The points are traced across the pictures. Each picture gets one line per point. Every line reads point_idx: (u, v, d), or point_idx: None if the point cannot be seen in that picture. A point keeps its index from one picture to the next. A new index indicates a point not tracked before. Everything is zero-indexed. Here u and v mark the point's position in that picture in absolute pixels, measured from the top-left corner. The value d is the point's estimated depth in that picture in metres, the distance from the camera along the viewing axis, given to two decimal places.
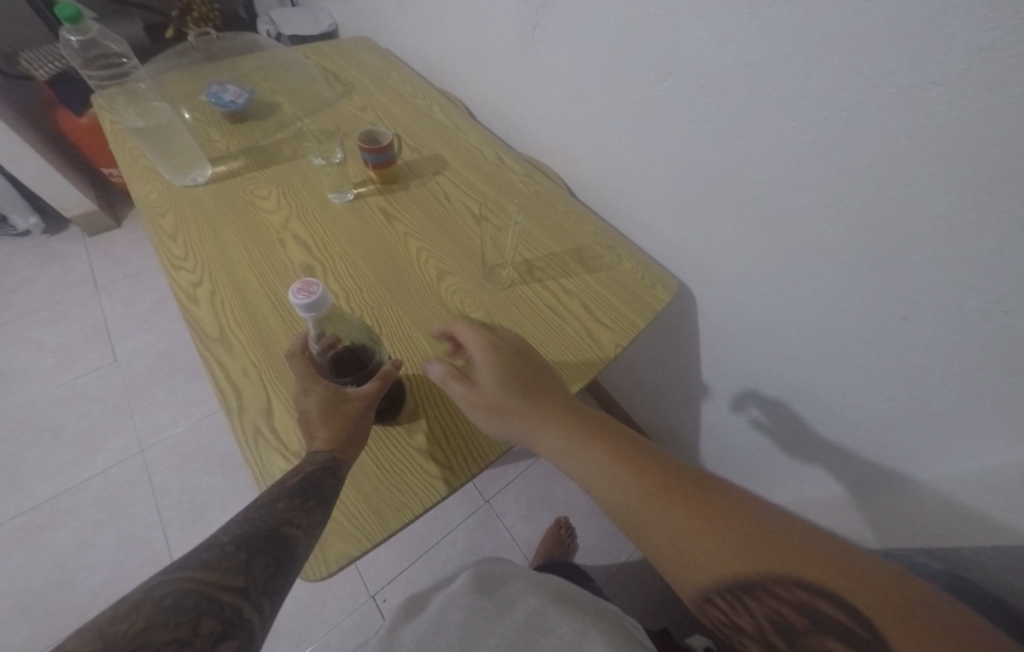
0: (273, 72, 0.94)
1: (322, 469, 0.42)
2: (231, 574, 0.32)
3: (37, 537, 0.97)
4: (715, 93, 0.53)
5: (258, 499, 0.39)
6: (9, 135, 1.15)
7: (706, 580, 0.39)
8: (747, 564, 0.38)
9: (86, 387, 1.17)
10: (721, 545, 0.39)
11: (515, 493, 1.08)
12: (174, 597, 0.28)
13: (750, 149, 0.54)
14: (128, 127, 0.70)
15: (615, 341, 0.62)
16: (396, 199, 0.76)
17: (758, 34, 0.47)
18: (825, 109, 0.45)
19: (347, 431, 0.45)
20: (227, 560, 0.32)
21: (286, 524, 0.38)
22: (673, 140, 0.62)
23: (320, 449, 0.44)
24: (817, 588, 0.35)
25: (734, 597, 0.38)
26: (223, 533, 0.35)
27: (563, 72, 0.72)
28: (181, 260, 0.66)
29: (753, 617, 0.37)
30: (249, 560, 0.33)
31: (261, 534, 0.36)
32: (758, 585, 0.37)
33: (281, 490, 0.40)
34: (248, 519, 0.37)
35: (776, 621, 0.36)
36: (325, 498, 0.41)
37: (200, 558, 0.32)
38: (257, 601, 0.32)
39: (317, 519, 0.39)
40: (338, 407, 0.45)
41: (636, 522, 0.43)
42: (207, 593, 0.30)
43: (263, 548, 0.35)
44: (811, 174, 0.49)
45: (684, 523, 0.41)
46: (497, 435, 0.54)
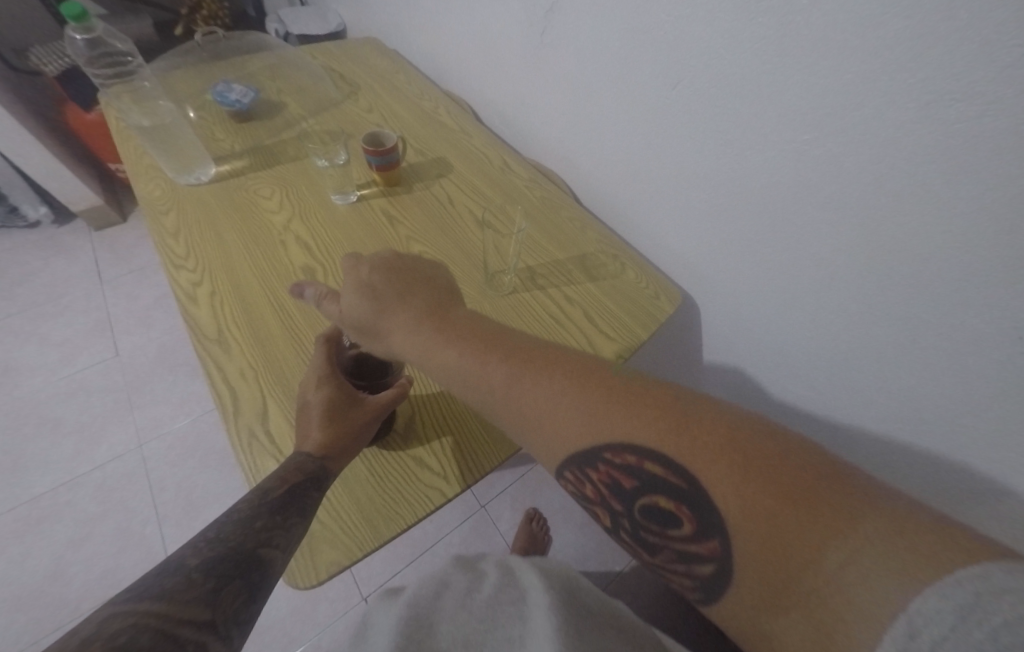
0: (279, 71, 0.94)
1: (310, 479, 0.43)
2: (196, 606, 0.29)
3: (34, 529, 0.97)
4: (725, 102, 0.52)
5: (228, 519, 0.37)
6: (18, 129, 1.15)
7: (553, 458, 0.39)
8: (585, 438, 0.37)
9: (87, 380, 1.17)
10: (561, 424, 0.38)
11: (513, 499, 1.08)
12: (127, 634, 0.25)
13: (758, 160, 0.52)
14: (132, 125, 0.70)
15: (616, 351, 0.61)
16: (399, 202, 0.76)
17: (771, 44, 0.45)
18: (838, 122, 0.44)
19: (349, 441, 0.46)
20: (192, 588, 0.30)
21: (261, 546, 0.36)
22: (680, 149, 0.61)
23: (316, 452, 0.45)
24: (646, 453, 0.34)
25: (579, 471, 0.38)
26: (186, 561, 0.32)
27: (571, 76, 0.71)
28: (181, 259, 0.66)
29: (596, 486, 0.37)
30: (218, 589, 0.31)
31: (232, 560, 0.33)
32: (596, 457, 0.36)
33: (255, 511, 0.39)
34: (217, 542, 0.34)
35: (615, 486, 0.36)
36: (304, 518, 0.41)
37: (160, 588, 0.29)
38: (226, 632, 0.29)
39: (292, 538, 0.39)
40: (347, 412, 0.47)
41: (488, 408, 0.42)
42: (168, 629, 0.26)
43: (234, 575, 0.32)
44: (823, 188, 0.48)
45: (529, 409, 0.39)
46: (493, 445, 0.54)
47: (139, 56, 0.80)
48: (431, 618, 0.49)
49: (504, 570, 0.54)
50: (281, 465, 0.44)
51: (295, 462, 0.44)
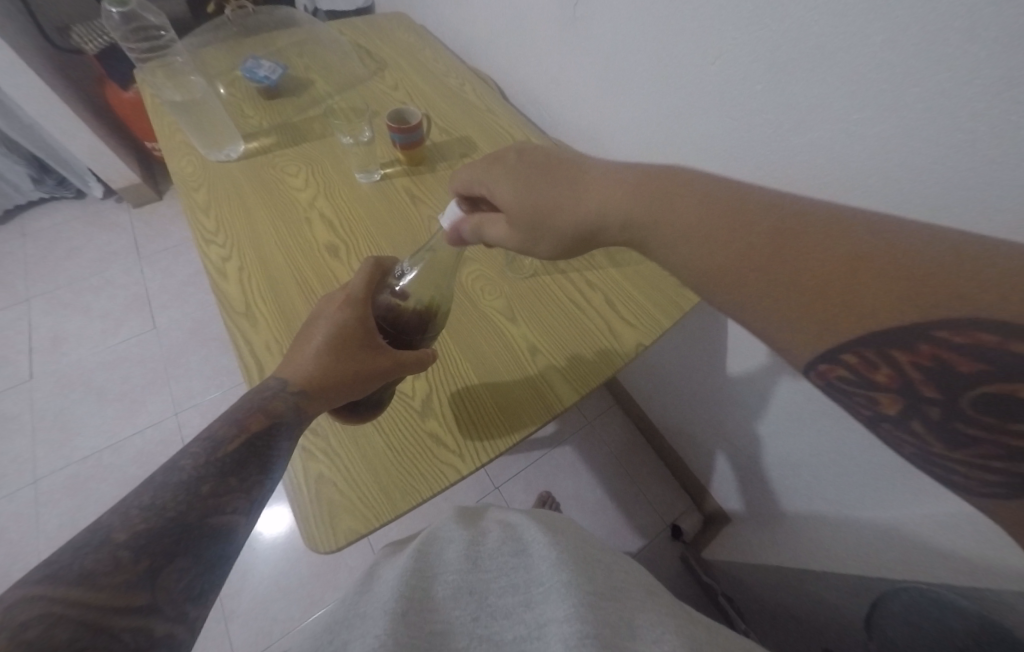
0: (306, 48, 0.94)
1: (268, 429, 0.43)
2: (130, 592, 0.30)
3: (82, 487, 1.04)
4: (769, 79, 0.49)
5: (174, 478, 0.37)
6: (61, 104, 1.20)
7: (835, 334, 0.30)
8: (899, 311, 0.28)
9: (126, 350, 1.23)
10: (860, 291, 0.29)
11: (527, 480, 1.10)
12: (44, 629, 0.27)
13: (800, 140, 0.49)
14: (166, 101, 0.71)
15: (637, 339, 0.61)
16: (422, 181, 0.76)
17: (821, 12, 0.42)
18: (893, 100, 0.40)
19: (329, 386, 0.47)
20: (123, 572, 0.31)
21: (211, 514, 0.37)
22: (716, 129, 0.58)
23: (297, 385, 0.47)
24: (1016, 328, 0.24)
25: (874, 352, 0.29)
26: (118, 532, 0.32)
27: (603, 49, 0.68)
28: (212, 235, 0.68)
29: (895, 370, 0.29)
30: (157, 569, 0.32)
31: (174, 533, 0.34)
32: (910, 333, 0.27)
33: (204, 470, 0.38)
34: (155, 510, 0.34)
35: (931, 371, 0.27)
36: (264, 473, 0.42)
37: (85, 570, 0.30)
38: (172, 612, 0.32)
39: (250, 500, 0.39)
40: (338, 355, 0.48)
41: (719, 272, 0.35)
42: (97, 622, 0.28)
43: (178, 550, 0.33)
44: (866, 174, 0.44)
45: (807, 278, 0.31)
46: (510, 426, 0.54)
47: (172, 30, 0.81)
48: (439, 570, 0.52)
49: (506, 527, 0.58)
50: (259, 396, 0.46)
51: (273, 390, 0.46)
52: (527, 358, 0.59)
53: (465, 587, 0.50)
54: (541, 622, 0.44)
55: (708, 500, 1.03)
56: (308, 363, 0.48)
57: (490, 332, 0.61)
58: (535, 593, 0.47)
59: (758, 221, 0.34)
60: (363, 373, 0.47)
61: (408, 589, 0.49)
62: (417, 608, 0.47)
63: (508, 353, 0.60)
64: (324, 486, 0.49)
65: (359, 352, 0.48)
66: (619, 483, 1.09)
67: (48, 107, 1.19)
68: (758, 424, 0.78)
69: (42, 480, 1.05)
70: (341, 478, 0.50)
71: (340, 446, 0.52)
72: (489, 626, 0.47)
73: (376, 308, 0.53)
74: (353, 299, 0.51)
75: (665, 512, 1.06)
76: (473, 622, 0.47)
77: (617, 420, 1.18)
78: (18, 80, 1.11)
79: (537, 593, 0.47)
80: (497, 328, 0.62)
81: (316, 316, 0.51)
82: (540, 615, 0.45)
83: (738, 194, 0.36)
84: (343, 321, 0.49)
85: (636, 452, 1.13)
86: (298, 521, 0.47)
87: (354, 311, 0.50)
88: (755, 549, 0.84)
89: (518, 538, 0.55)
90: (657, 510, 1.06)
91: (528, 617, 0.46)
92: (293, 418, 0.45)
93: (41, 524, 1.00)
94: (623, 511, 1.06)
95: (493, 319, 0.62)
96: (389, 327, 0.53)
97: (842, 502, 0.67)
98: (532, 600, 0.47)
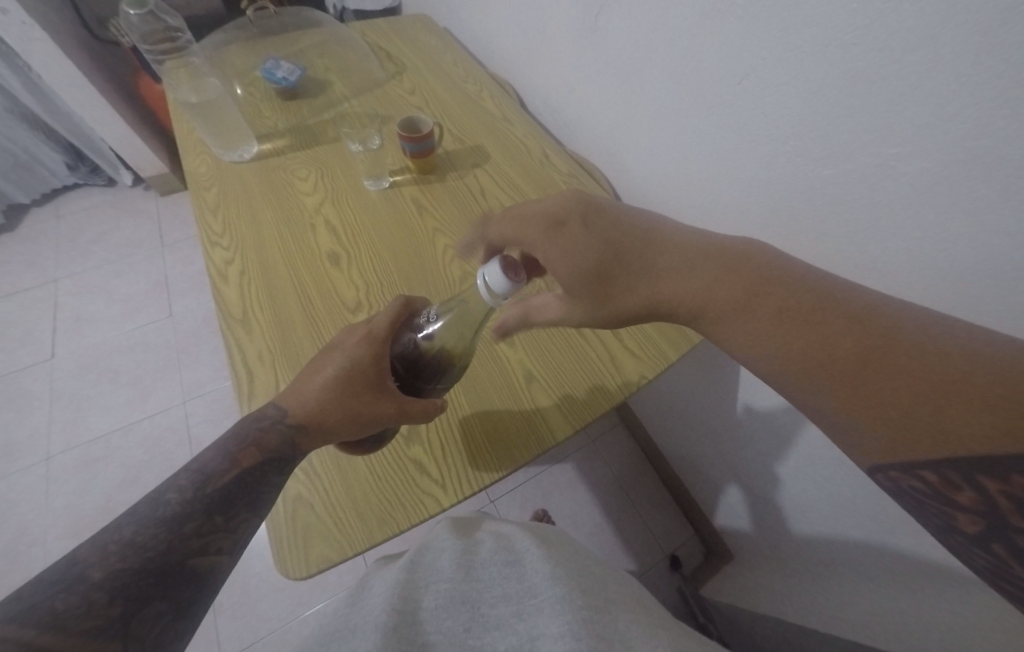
0: (328, 48, 0.94)
1: (263, 462, 0.43)
2: (101, 634, 0.29)
3: (91, 467, 1.07)
4: (799, 105, 0.45)
5: (156, 515, 0.36)
6: (96, 94, 1.23)
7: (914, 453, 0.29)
8: (987, 440, 0.26)
9: (143, 336, 1.26)
10: (947, 412, 0.28)
11: (522, 495, 1.08)
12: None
13: (830, 173, 0.45)
14: (180, 100, 0.72)
15: (640, 372, 0.59)
16: (431, 190, 0.74)
17: (863, 36, 0.38)
18: (939, 137, 0.36)
19: (320, 422, 0.45)
20: (96, 616, 0.30)
21: (192, 554, 0.36)
22: (738, 154, 0.54)
23: (292, 415, 0.46)
24: None
25: (960, 474, 0.28)
26: (93, 571, 0.32)
27: (626, 61, 0.65)
28: (218, 236, 0.68)
29: (980, 495, 0.27)
30: (130, 611, 0.31)
31: (153, 574, 0.33)
32: (1000, 462, 0.26)
33: (191, 506, 0.38)
34: (133, 548, 0.34)
35: (1021, 502, 0.26)
36: (249, 514, 0.41)
37: (57, 611, 0.29)
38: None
39: (234, 540, 0.39)
40: (340, 393, 0.46)
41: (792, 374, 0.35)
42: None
43: (154, 591, 0.33)
44: (905, 213, 0.41)
45: (893, 393, 0.30)
46: (496, 459, 0.52)
47: (188, 31, 0.83)
48: (432, 582, 0.51)
49: (501, 538, 0.56)
50: (253, 424, 0.45)
51: (269, 420, 0.45)
52: (521, 386, 0.57)
53: (457, 596, 0.48)
54: (533, 635, 0.42)
55: (711, 535, 0.99)
56: (310, 397, 0.46)
57: (485, 356, 0.60)
58: (528, 606, 0.45)
59: (852, 332, 0.33)
60: (363, 417, 0.45)
61: (396, 602, 0.48)
62: (407, 622, 0.46)
63: (501, 379, 0.58)
64: (302, 507, 0.49)
65: (363, 393, 0.46)
66: (619, 506, 1.06)
67: (85, 97, 1.23)
68: (772, 461, 0.74)
69: (55, 457, 1.08)
70: (319, 500, 0.49)
71: (322, 466, 0.51)
72: (479, 637, 0.44)
73: (395, 348, 0.51)
74: (372, 339, 0.49)
75: (665, 541, 1.03)
76: (463, 631, 0.45)
77: (621, 440, 1.15)
78: (56, 70, 1.14)
79: (532, 604, 0.45)
80: (492, 351, 0.60)
81: (333, 346, 0.50)
82: (533, 628, 0.42)
83: (820, 292, 0.36)
84: (355, 358, 0.48)
85: (637, 476, 1.10)
86: (272, 542, 0.47)
87: (369, 350, 0.48)
88: (756, 591, 0.80)
89: (514, 548, 0.53)
90: (656, 538, 1.03)
91: (520, 627, 0.43)
92: (281, 453, 0.44)
93: (51, 500, 1.03)
94: (620, 536, 1.03)
95: (490, 342, 0.61)
96: (403, 370, 0.52)
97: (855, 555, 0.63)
98: (524, 611, 0.44)
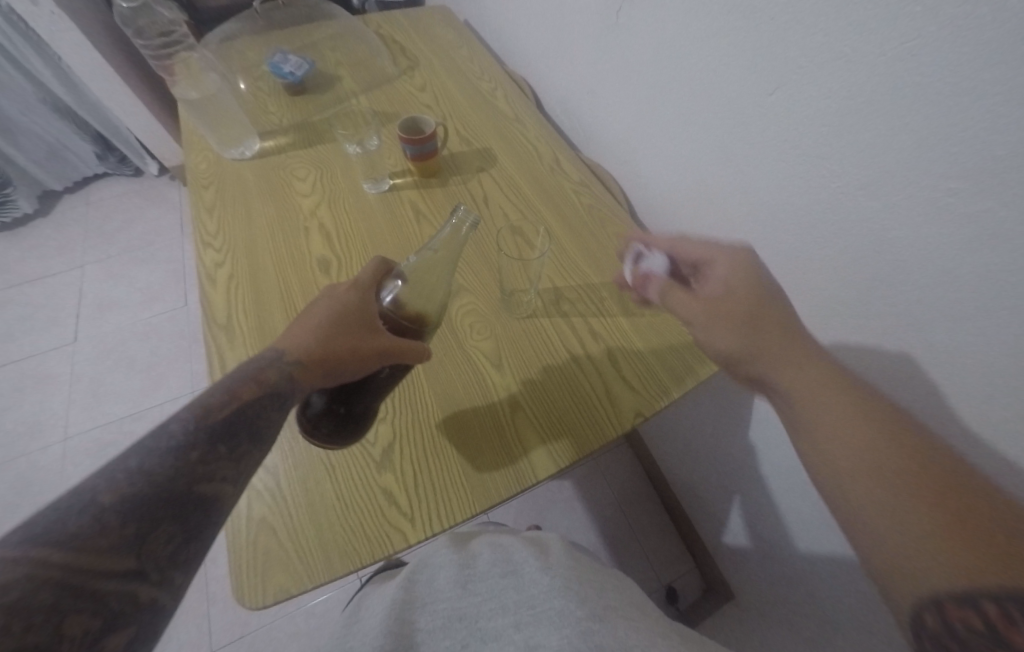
0: (340, 41, 0.91)
1: (266, 397, 0.37)
2: (115, 555, 0.26)
3: (103, 451, 1.10)
4: (839, 121, 0.40)
5: (160, 442, 0.31)
6: (125, 85, 1.25)
7: (956, 570, 0.27)
8: None
9: (159, 323, 1.28)
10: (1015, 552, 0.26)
11: (519, 510, 1.04)
12: (23, 593, 0.23)
13: (875, 201, 0.39)
14: (179, 97, 0.70)
15: (637, 407, 0.54)
16: (431, 195, 0.71)
17: (928, 45, 0.32)
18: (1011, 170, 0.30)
19: (325, 354, 0.41)
20: (105, 537, 0.26)
21: (201, 481, 0.31)
22: (766, 170, 0.49)
23: (288, 353, 0.41)
24: None
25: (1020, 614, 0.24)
26: (101, 494, 0.28)
27: (647, 65, 0.60)
28: (211, 237, 0.66)
29: None
30: (143, 534, 0.28)
31: (162, 498, 0.29)
32: None
33: (194, 434, 0.33)
34: (140, 473, 0.29)
35: None
36: (261, 446, 0.36)
37: (65, 533, 0.26)
38: (159, 577, 0.27)
39: (243, 468, 0.34)
40: (340, 328, 0.43)
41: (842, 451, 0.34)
42: (84, 584, 0.25)
43: (165, 516, 0.29)
44: (963, 260, 0.35)
45: (960, 512, 0.29)
46: (472, 494, 0.49)
47: (183, 25, 0.83)
48: (427, 599, 0.45)
49: (501, 540, 0.49)
50: (246, 365, 0.39)
51: (267, 360, 0.40)
52: (504, 414, 0.53)
53: (454, 614, 0.43)
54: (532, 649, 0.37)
55: (712, 569, 0.93)
56: (310, 336, 0.42)
57: (469, 378, 0.56)
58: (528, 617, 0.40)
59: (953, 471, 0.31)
60: (365, 351, 0.42)
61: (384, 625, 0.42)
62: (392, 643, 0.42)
63: (485, 405, 0.54)
64: (264, 534, 0.46)
65: (363, 330, 0.44)
66: (619, 528, 1.01)
67: (116, 88, 1.25)
68: (786, 507, 0.68)
69: (71, 439, 1.12)
70: (282, 525, 0.47)
71: (290, 491, 0.49)
72: None
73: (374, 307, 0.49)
74: (358, 285, 0.47)
75: (666, 569, 0.97)
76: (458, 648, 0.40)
77: (626, 459, 1.10)
78: (88, 60, 1.16)
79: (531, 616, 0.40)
80: (479, 374, 0.56)
81: (315, 298, 0.47)
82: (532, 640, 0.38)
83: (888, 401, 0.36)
84: (346, 301, 0.45)
85: (640, 497, 1.05)
86: (229, 569, 0.44)
87: (360, 296, 0.46)
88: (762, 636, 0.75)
89: (510, 554, 0.47)
90: (655, 566, 0.97)
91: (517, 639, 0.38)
92: (283, 387, 0.39)
93: (64, 481, 1.06)
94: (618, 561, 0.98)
95: (476, 363, 0.57)
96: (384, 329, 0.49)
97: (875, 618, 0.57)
98: (521, 622, 0.40)
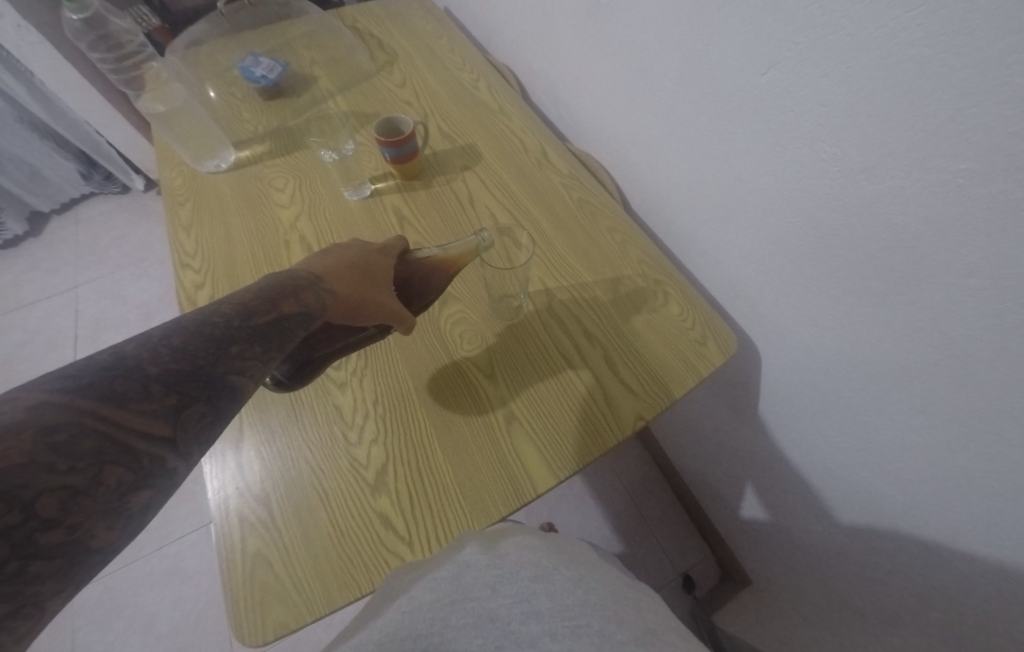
0: (313, 39, 0.87)
1: (301, 319, 0.37)
2: (150, 419, 0.26)
3: None
4: (841, 100, 0.36)
5: (201, 327, 0.31)
6: (99, 99, 1.22)
7: None
8: None
9: None
10: None
11: (529, 511, 1.03)
12: (68, 434, 0.23)
13: (882, 189, 0.36)
14: (145, 111, 0.68)
15: (636, 412, 0.51)
16: (415, 197, 0.68)
17: (931, 13, 0.28)
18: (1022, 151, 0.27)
19: (352, 292, 0.43)
20: (144, 401, 0.26)
21: (233, 373, 0.31)
22: (765, 155, 0.45)
23: (325, 280, 0.42)
24: None
25: None
26: (146, 363, 0.27)
27: (636, 51, 0.56)
28: (190, 256, 0.64)
29: None
30: (181, 406, 0.27)
31: (197, 379, 0.29)
32: None
33: (233, 327, 0.32)
34: (183, 354, 0.29)
35: None
36: (288, 354, 0.35)
37: (109, 387, 0.25)
38: (184, 450, 0.27)
39: (267, 373, 0.33)
40: (367, 276, 0.46)
41: None
42: (121, 438, 0.25)
43: (199, 395, 0.28)
44: (974, 244, 0.32)
45: None
46: (468, 513, 0.47)
47: (140, 34, 0.80)
48: (449, 594, 0.37)
49: (526, 537, 0.42)
50: (287, 279, 0.40)
51: (305, 279, 0.40)
52: (499, 426, 0.51)
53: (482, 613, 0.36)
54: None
55: (727, 555, 0.92)
56: (346, 275, 0.44)
57: (460, 391, 0.54)
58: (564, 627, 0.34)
59: None
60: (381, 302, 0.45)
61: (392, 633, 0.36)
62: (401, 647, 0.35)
63: (478, 418, 0.52)
64: (259, 567, 0.45)
65: (384, 284, 0.47)
66: (631, 524, 1.00)
67: (91, 103, 1.22)
68: (804, 500, 0.66)
69: None
70: (278, 557, 0.45)
71: (283, 519, 0.47)
72: None
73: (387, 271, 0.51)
74: (390, 252, 0.50)
75: (680, 560, 0.96)
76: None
77: (634, 452, 1.08)
78: (59, 76, 1.13)
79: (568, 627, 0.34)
80: (471, 387, 0.54)
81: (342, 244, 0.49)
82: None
83: None
84: (380, 260, 0.48)
85: (651, 490, 1.03)
86: (227, 605, 0.43)
87: (387, 257, 0.50)
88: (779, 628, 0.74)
89: (540, 557, 0.40)
90: (669, 557, 0.96)
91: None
92: (315, 309, 0.39)
93: None
94: (631, 556, 0.97)
95: (467, 375, 0.55)
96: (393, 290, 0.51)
97: (897, 611, 0.55)
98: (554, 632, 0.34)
